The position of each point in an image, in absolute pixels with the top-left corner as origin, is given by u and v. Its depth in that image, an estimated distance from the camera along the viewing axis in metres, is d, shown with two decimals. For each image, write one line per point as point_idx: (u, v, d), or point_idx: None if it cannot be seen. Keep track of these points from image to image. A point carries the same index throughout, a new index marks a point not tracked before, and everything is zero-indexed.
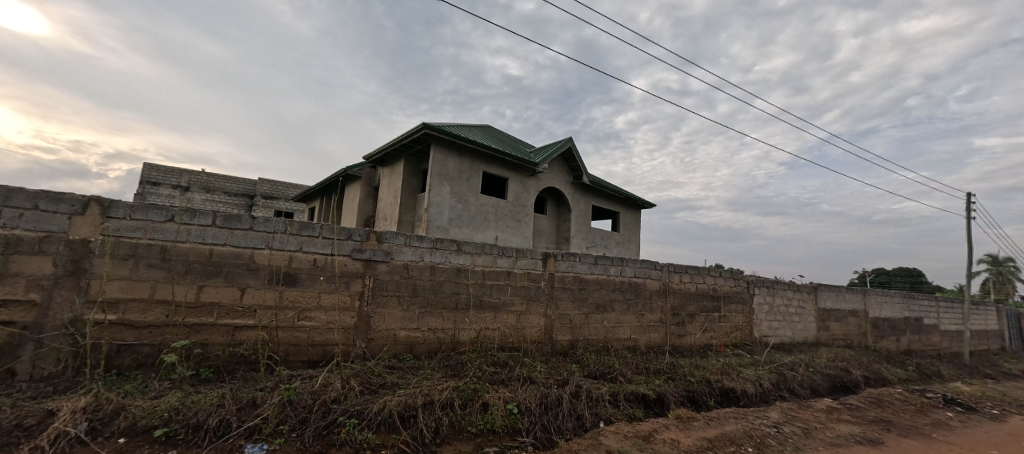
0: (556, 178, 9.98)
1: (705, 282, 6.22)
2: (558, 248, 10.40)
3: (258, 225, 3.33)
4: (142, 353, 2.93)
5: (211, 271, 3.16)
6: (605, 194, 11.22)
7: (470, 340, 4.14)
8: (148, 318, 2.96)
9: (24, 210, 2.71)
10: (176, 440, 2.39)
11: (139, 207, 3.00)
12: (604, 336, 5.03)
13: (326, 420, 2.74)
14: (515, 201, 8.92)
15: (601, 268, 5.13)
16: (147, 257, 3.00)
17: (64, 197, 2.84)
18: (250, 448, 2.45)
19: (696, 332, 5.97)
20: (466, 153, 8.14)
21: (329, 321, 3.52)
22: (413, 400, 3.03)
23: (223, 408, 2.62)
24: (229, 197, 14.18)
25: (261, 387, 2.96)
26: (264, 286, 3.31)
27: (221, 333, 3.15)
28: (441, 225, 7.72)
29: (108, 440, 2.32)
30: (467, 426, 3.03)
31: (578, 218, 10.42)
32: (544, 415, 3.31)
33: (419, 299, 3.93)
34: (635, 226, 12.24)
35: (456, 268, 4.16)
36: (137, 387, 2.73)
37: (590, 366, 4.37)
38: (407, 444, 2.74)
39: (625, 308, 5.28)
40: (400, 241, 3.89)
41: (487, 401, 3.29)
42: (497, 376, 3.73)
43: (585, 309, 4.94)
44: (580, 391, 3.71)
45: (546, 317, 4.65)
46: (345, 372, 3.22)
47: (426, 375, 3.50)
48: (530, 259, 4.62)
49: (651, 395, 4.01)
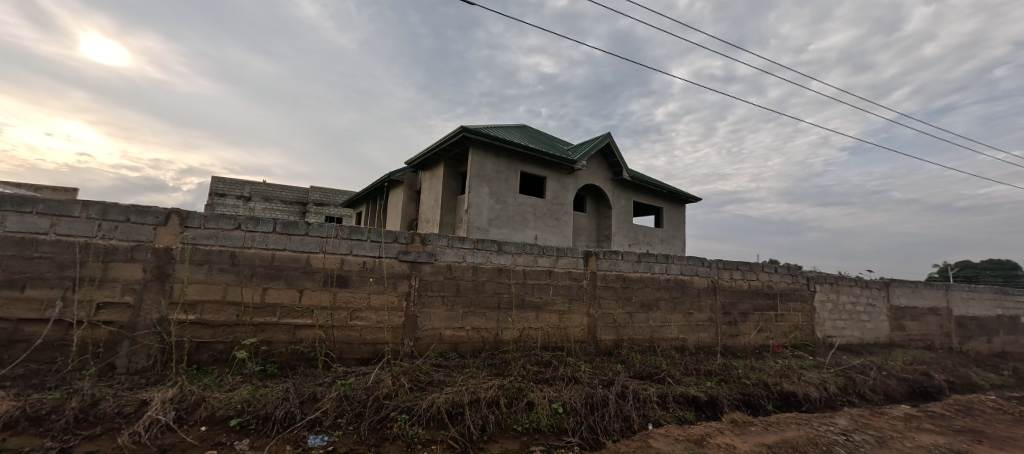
0: (594, 175, 9.79)
1: (759, 279, 5.86)
2: (599, 246, 10.22)
3: (312, 230, 3.55)
4: (217, 350, 3.21)
5: (273, 274, 3.41)
6: (645, 189, 10.87)
7: (514, 340, 4.16)
8: (221, 318, 3.25)
9: (119, 222, 3.08)
10: (249, 429, 2.61)
11: (210, 217, 3.30)
12: (650, 335, 4.88)
13: (380, 415, 2.87)
14: (552, 200, 8.86)
15: (645, 266, 4.98)
16: (219, 262, 3.29)
17: (150, 210, 3.18)
18: (312, 439, 2.62)
19: (750, 333, 5.63)
20: (504, 154, 8.20)
21: (379, 321, 3.67)
22: (460, 397, 3.11)
23: (288, 401, 2.81)
24: (285, 206, 15.21)
25: (320, 382, 3.15)
26: (319, 288, 3.52)
27: (284, 332, 3.39)
28: (481, 226, 7.83)
29: (192, 427, 2.57)
30: (513, 424, 3.06)
31: (618, 215, 10.18)
32: (590, 415, 3.27)
33: (462, 299, 4.01)
34: (679, 222, 11.76)
35: (497, 268, 4.20)
36: (214, 381, 3.01)
37: (636, 366, 4.25)
38: (455, 441, 2.81)
39: (672, 307, 5.09)
40: (442, 242, 3.99)
41: (532, 400, 3.29)
42: (542, 375, 3.73)
43: (629, 308, 4.82)
44: (626, 391, 3.62)
45: (589, 316, 4.58)
46: (395, 369, 3.36)
47: (471, 373, 3.57)
48: (571, 258, 4.57)
49: (702, 397, 3.84)
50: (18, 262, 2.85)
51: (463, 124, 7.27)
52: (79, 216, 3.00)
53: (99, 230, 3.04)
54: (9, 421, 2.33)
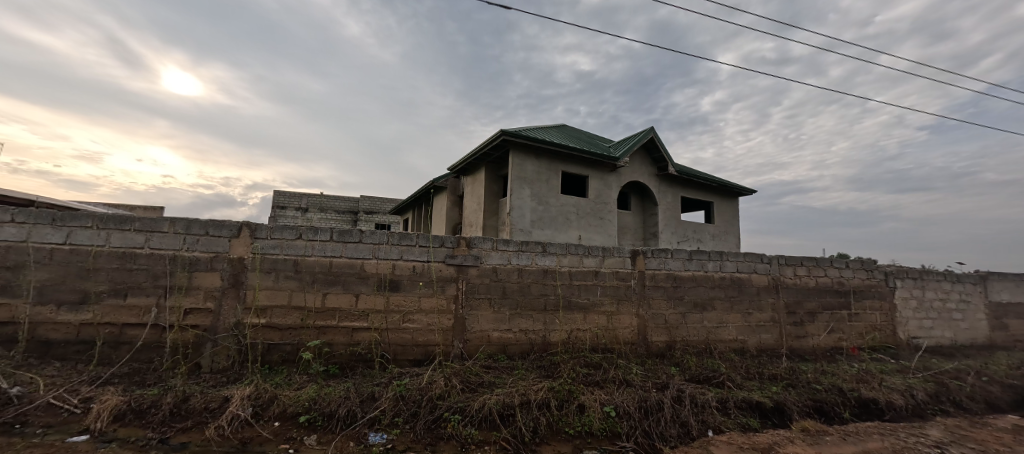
0: (637, 171, 9.48)
1: (828, 275, 5.39)
2: (645, 244, 9.92)
3: (365, 237, 3.73)
4: (285, 351, 3.46)
5: (332, 280, 3.62)
6: (693, 183, 10.37)
7: (562, 342, 4.13)
8: (288, 322, 3.49)
9: (200, 236, 3.42)
10: (316, 425, 2.80)
11: (276, 228, 3.56)
12: (706, 337, 4.64)
13: (434, 415, 2.96)
14: (594, 199, 8.69)
15: (697, 264, 4.75)
16: (284, 270, 3.54)
17: (225, 224, 3.50)
18: (372, 436, 2.75)
19: (819, 334, 5.19)
20: (544, 155, 8.18)
21: (430, 323, 3.78)
22: (511, 399, 3.12)
23: (349, 399, 2.97)
24: (338, 215, 16.11)
25: (377, 382, 3.30)
26: (373, 292, 3.69)
27: (343, 334, 3.58)
28: (524, 227, 7.85)
29: (267, 422, 2.78)
30: (564, 427, 3.02)
31: (665, 211, 9.79)
32: (644, 420, 3.16)
33: (509, 300, 4.03)
34: (732, 216, 11.12)
35: (543, 269, 4.19)
36: (284, 380, 3.24)
37: (691, 369, 4.07)
38: (508, 442, 2.83)
39: (728, 306, 4.81)
40: (487, 245, 4.05)
41: (583, 403, 3.24)
42: (592, 378, 3.66)
43: (682, 308, 4.61)
44: (682, 395, 3.46)
45: (639, 317, 4.44)
46: (447, 371, 3.45)
47: (520, 375, 3.58)
48: (617, 258, 4.46)
49: (767, 403, 3.59)
50: (121, 273, 3.25)
51: (503, 128, 7.34)
52: (168, 231, 3.37)
53: (185, 243, 3.39)
54: (118, 413, 2.65)
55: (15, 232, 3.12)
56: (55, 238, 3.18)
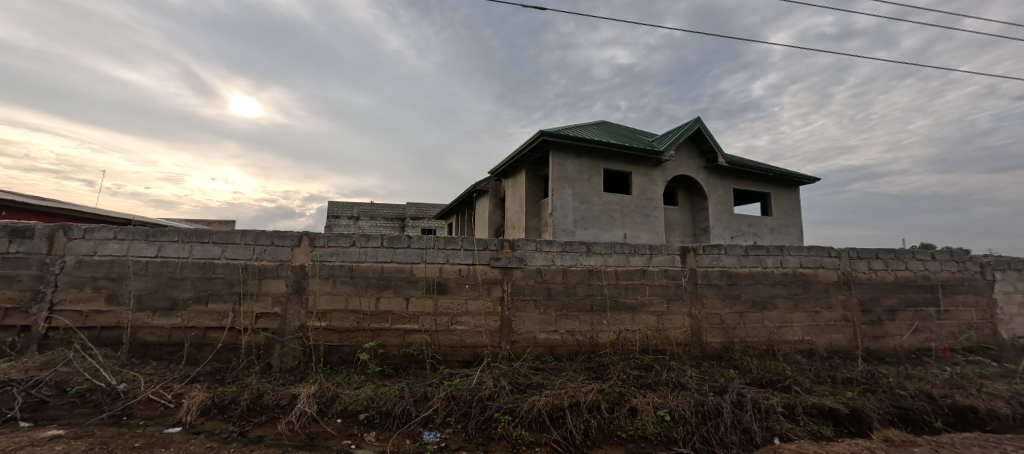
0: (683, 164, 9.06)
1: (909, 269, 4.84)
2: (696, 241, 9.48)
3: (413, 243, 3.88)
4: (344, 352, 3.67)
5: (383, 284, 3.79)
6: (745, 173, 9.74)
7: (611, 342, 4.03)
8: (346, 324, 3.70)
9: (267, 245, 3.72)
10: (374, 422, 2.94)
11: (332, 236, 3.79)
12: (767, 338, 4.34)
13: (485, 415, 3.00)
14: (639, 195, 8.42)
15: (754, 260, 4.46)
16: (341, 275, 3.76)
17: (287, 234, 3.78)
18: (427, 435, 2.85)
19: (901, 334, 4.68)
20: (583, 152, 8.05)
21: (477, 325, 3.85)
22: (560, 400, 3.10)
23: (404, 399, 3.10)
24: (387, 222, 16.85)
25: (429, 382, 3.41)
26: (423, 295, 3.82)
27: (396, 336, 3.73)
28: (566, 228, 7.77)
29: (331, 419, 2.97)
30: (616, 430, 2.96)
31: (715, 205, 9.28)
32: (701, 425, 3.02)
33: (555, 302, 4.01)
34: (792, 207, 10.33)
35: (588, 269, 4.13)
36: (345, 379, 3.44)
37: (751, 372, 3.83)
38: (559, 444, 2.81)
39: (792, 305, 4.46)
40: (531, 246, 4.05)
41: (635, 406, 3.14)
42: (643, 380, 3.55)
43: (739, 307, 4.34)
44: (743, 400, 3.26)
45: (692, 317, 4.23)
46: (496, 372, 3.48)
47: (569, 377, 3.54)
48: (666, 256, 4.29)
49: (842, 409, 3.29)
50: (202, 282, 3.61)
51: (542, 129, 7.33)
52: (240, 243, 3.70)
53: (254, 253, 3.70)
54: (204, 408, 2.94)
55: (117, 247, 3.58)
56: (148, 252, 3.60)
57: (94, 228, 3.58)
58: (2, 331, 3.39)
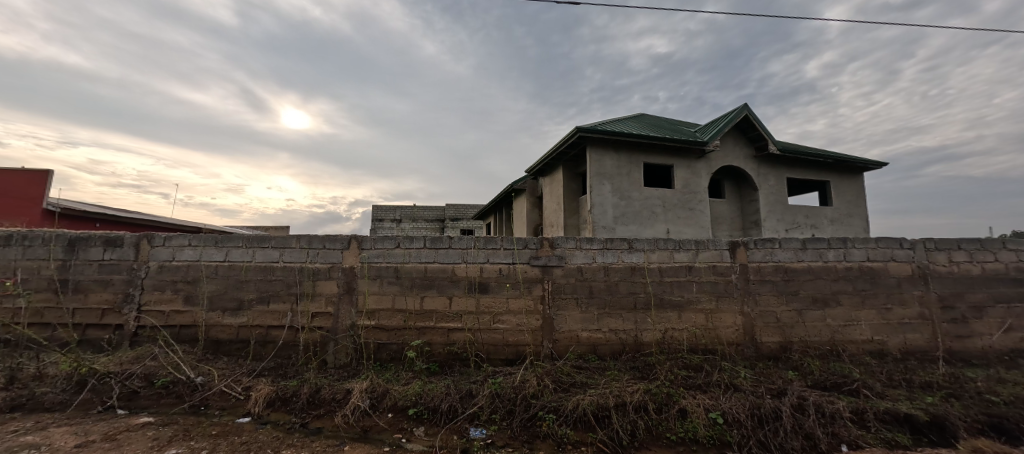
0: (729, 154, 8.59)
1: (1000, 260, 4.31)
2: (745, 235, 8.99)
3: (454, 243, 3.97)
4: (393, 350, 3.82)
5: (427, 284, 3.91)
6: (799, 161, 9.08)
7: (656, 342, 3.91)
8: (394, 323, 3.86)
9: (320, 249, 3.95)
10: (423, 418, 3.05)
11: (378, 239, 3.96)
12: (830, 337, 4.03)
13: (529, 413, 3.02)
14: (681, 189, 8.10)
15: (813, 254, 4.15)
16: (387, 276, 3.92)
17: (338, 237, 4.00)
18: (474, 431, 2.91)
19: (991, 333, 4.18)
20: (621, 147, 7.85)
21: (519, 324, 3.87)
22: (605, 400, 3.05)
23: (450, 395, 3.19)
24: (427, 223, 17.40)
25: (474, 380, 3.47)
26: (465, 294, 3.90)
27: (441, 334, 3.84)
28: (606, 225, 7.62)
29: (382, 413, 3.11)
30: (665, 432, 2.87)
31: (766, 196, 8.73)
32: (758, 429, 2.86)
33: (597, 300, 3.95)
34: (855, 196, 9.51)
35: (630, 266, 4.03)
36: (394, 375, 3.58)
37: (813, 374, 3.58)
38: (605, 444, 2.78)
39: (858, 302, 4.11)
40: (571, 244, 4.02)
41: (685, 407, 3.03)
42: (693, 381, 3.42)
43: (797, 304, 4.06)
44: (804, 403, 3.05)
45: (744, 315, 4.01)
46: (539, 370, 3.48)
47: (613, 376, 3.48)
48: (713, 251, 4.10)
49: (920, 416, 2.99)
50: (264, 284, 3.90)
51: (578, 125, 7.23)
52: (295, 247, 3.96)
53: (308, 256, 3.95)
54: (269, 400, 3.18)
55: (191, 253, 3.95)
56: (217, 257, 3.94)
57: (172, 236, 3.97)
58: (101, 328, 3.85)
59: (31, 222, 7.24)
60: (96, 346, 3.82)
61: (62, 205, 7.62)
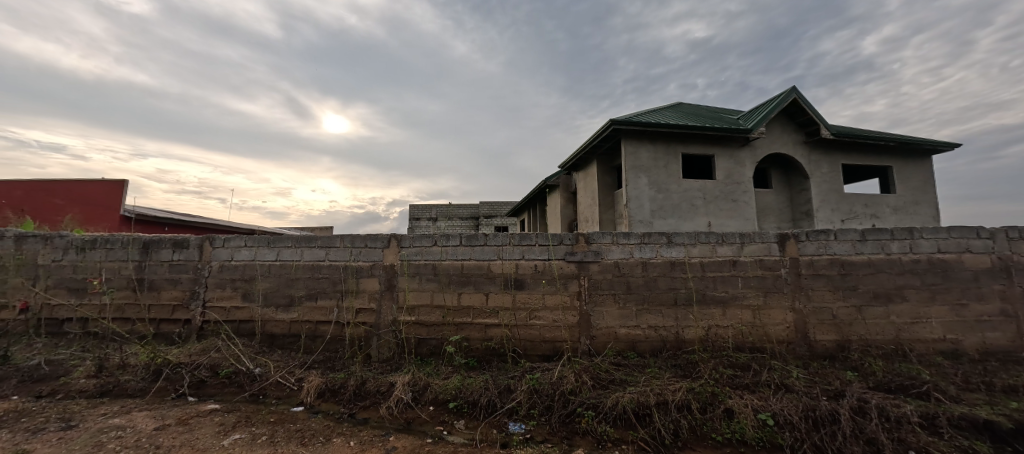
0: (775, 141, 8.09)
1: None
2: (795, 226, 8.46)
3: (489, 240, 4.02)
4: (432, 345, 3.94)
5: (464, 281, 3.98)
6: (854, 145, 8.39)
7: (699, 339, 3.77)
8: (433, 319, 3.96)
9: (362, 248, 4.12)
10: (463, 411, 3.13)
11: (416, 237, 4.08)
12: (894, 336, 3.72)
13: (568, 409, 3.02)
14: (723, 179, 7.72)
15: (874, 246, 3.84)
16: (425, 273, 4.04)
17: (378, 237, 4.16)
18: (513, 425, 2.95)
19: None
20: (657, 138, 7.60)
21: (556, 320, 3.86)
22: (646, 398, 2.98)
23: (489, 390, 3.24)
24: (462, 221, 17.73)
25: (512, 375, 3.50)
26: (501, 290, 3.94)
27: (478, 330, 3.91)
28: (644, 219, 7.42)
29: (424, 405, 3.21)
30: (710, 432, 2.78)
31: (818, 185, 8.15)
32: (813, 432, 2.70)
33: (635, 296, 3.86)
34: (923, 182, 8.68)
35: (669, 261, 3.91)
36: (434, 370, 3.68)
37: (875, 375, 3.33)
38: (647, 443, 2.72)
39: (927, 297, 3.77)
40: (607, 239, 3.95)
41: (732, 408, 2.90)
42: (740, 380, 3.27)
43: (855, 300, 3.78)
44: (865, 406, 2.84)
45: (795, 312, 3.79)
46: (576, 367, 3.46)
47: (654, 374, 3.40)
48: (760, 244, 3.89)
49: (1003, 423, 2.70)
50: (312, 281, 4.13)
51: (612, 117, 7.07)
52: (340, 246, 4.15)
53: (351, 255, 4.13)
54: (320, 391, 3.37)
55: (247, 253, 4.24)
56: (270, 256, 4.21)
57: (230, 238, 4.29)
58: (172, 323, 4.22)
59: (110, 227, 8.06)
60: (169, 338, 4.21)
61: (135, 212, 8.44)
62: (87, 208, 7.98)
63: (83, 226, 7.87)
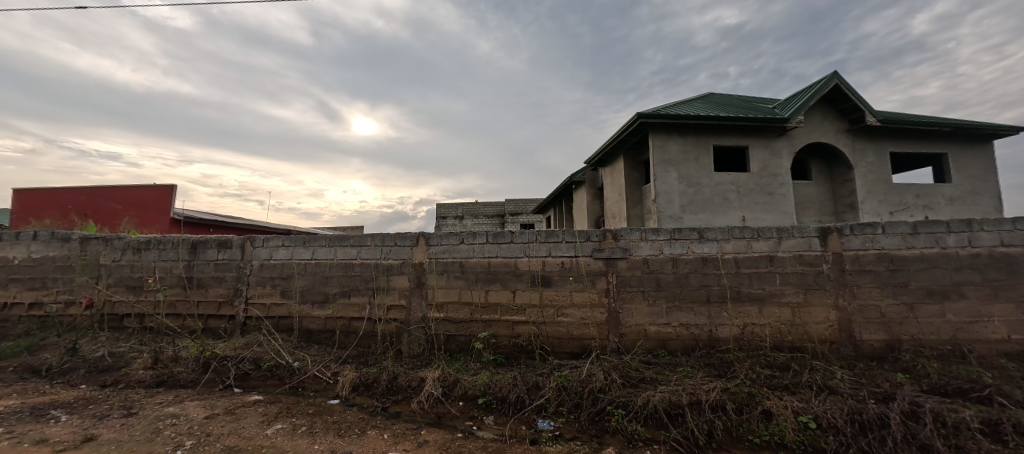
0: (814, 130, 7.67)
1: None
2: (838, 220, 8.01)
3: (516, 238, 4.03)
4: (461, 341, 4.00)
5: (491, 278, 4.02)
6: (904, 132, 7.84)
7: (734, 338, 3.65)
8: (461, 316, 4.02)
9: (392, 246, 4.23)
10: (492, 407, 3.16)
11: (443, 235, 4.14)
12: (951, 335, 3.47)
13: (597, 407, 2.99)
14: (758, 172, 7.41)
15: (927, 240, 3.58)
16: (453, 271, 4.10)
17: (406, 235, 4.25)
18: (542, 422, 2.95)
19: None
20: (686, 130, 7.37)
21: (583, 317, 3.83)
22: (678, 397, 2.92)
23: (518, 386, 3.26)
24: (488, 219, 17.87)
25: (540, 372, 3.51)
26: (528, 288, 3.95)
27: (506, 327, 3.93)
28: (673, 214, 7.23)
29: (454, 401, 3.27)
30: (747, 434, 2.69)
31: (863, 175, 7.68)
32: (859, 437, 2.56)
33: (665, 293, 3.77)
34: (983, 169, 8.01)
35: (701, 258, 3.79)
36: (463, 366, 3.74)
37: (929, 377, 3.11)
38: (679, 444, 2.67)
39: (989, 295, 3.48)
40: (636, 236, 3.88)
41: (770, 409, 2.80)
42: (778, 381, 3.14)
43: (906, 298, 3.55)
44: (918, 410, 2.66)
45: (838, 309, 3.59)
46: (605, 364, 3.42)
47: (686, 373, 3.31)
48: (799, 239, 3.71)
49: None
50: (345, 279, 4.28)
51: (638, 111, 6.92)
52: (370, 245, 4.28)
53: (382, 254, 4.25)
54: (354, 385, 3.49)
55: (285, 252, 4.44)
56: (306, 255, 4.39)
57: (269, 238, 4.51)
58: (218, 318, 4.49)
59: (163, 229, 8.62)
60: (215, 333, 4.47)
61: (184, 214, 8.98)
62: (142, 212, 8.58)
63: (139, 229, 8.47)
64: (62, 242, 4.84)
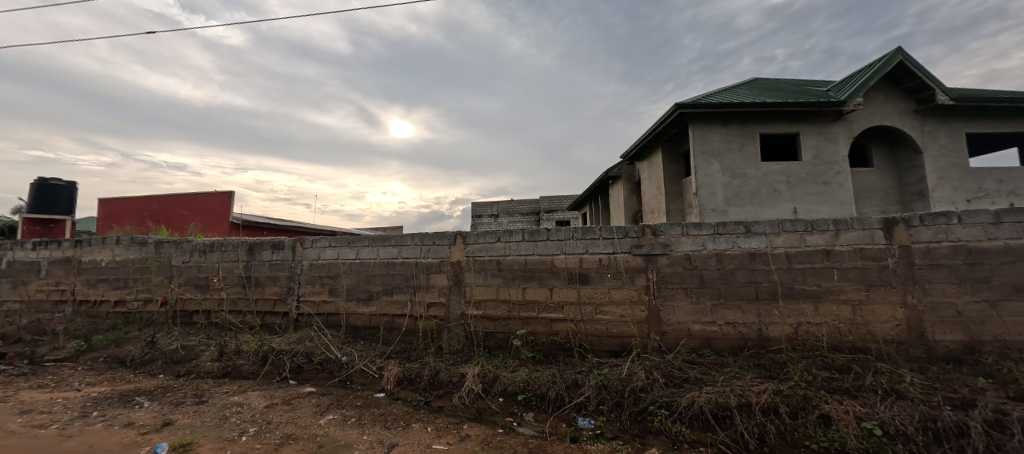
0: (874, 112, 7.06)
1: None
2: (904, 209, 7.35)
3: (551, 235, 4.02)
4: (499, 338, 4.05)
5: (528, 276, 4.04)
6: (981, 110, 7.04)
7: (787, 337, 3.45)
8: (499, 313, 4.07)
9: (431, 245, 4.35)
10: (532, 404, 3.19)
11: (480, 234, 4.20)
12: None
13: (639, 407, 2.94)
14: (810, 160, 6.92)
15: (1013, 230, 3.21)
16: (490, 269, 4.16)
17: (444, 234, 4.35)
18: (582, 420, 2.94)
19: None
20: (729, 119, 7.01)
21: (623, 315, 3.76)
22: (725, 399, 2.80)
23: (557, 384, 3.26)
24: (522, 217, 17.91)
25: (579, 370, 3.48)
26: (566, 285, 3.93)
27: (544, 324, 3.94)
28: (716, 208, 6.92)
29: (493, 396, 3.33)
30: (803, 439, 2.53)
31: (933, 160, 6.98)
32: (932, 447, 2.35)
33: (710, 290, 3.63)
34: None
35: (748, 252, 3.61)
36: (502, 362, 3.79)
37: (1017, 383, 2.79)
38: (728, 447, 2.58)
39: None
40: (677, 231, 3.75)
41: (828, 414, 2.62)
42: (837, 384, 2.94)
43: (988, 294, 3.20)
44: (1004, 420, 2.40)
45: (906, 307, 3.30)
46: (646, 363, 3.34)
47: (733, 374, 3.17)
48: (859, 231, 3.44)
49: None
50: (388, 278, 4.45)
51: (677, 102, 6.66)
52: (410, 244, 4.42)
53: (421, 252, 4.38)
54: (398, 379, 3.63)
55: (332, 252, 4.69)
56: (351, 255, 4.61)
57: (317, 239, 4.78)
58: (274, 315, 4.81)
59: (223, 232, 9.34)
60: (272, 328, 4.80)
61: (241, 218, 9.67)
62: (206, 217, 9.35)
63: (203, 232, 9.23)
64: (140, 245, 5.37)
